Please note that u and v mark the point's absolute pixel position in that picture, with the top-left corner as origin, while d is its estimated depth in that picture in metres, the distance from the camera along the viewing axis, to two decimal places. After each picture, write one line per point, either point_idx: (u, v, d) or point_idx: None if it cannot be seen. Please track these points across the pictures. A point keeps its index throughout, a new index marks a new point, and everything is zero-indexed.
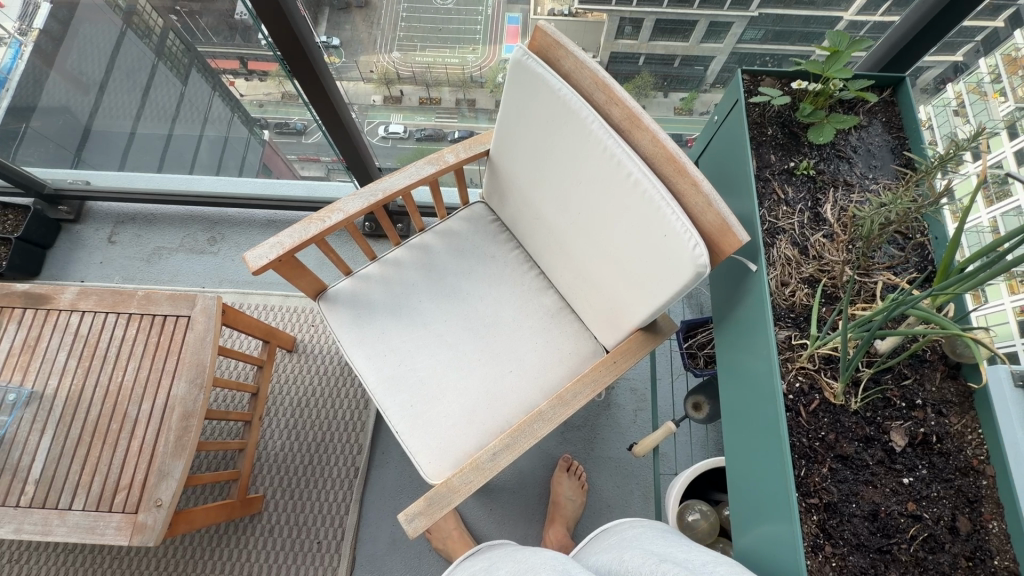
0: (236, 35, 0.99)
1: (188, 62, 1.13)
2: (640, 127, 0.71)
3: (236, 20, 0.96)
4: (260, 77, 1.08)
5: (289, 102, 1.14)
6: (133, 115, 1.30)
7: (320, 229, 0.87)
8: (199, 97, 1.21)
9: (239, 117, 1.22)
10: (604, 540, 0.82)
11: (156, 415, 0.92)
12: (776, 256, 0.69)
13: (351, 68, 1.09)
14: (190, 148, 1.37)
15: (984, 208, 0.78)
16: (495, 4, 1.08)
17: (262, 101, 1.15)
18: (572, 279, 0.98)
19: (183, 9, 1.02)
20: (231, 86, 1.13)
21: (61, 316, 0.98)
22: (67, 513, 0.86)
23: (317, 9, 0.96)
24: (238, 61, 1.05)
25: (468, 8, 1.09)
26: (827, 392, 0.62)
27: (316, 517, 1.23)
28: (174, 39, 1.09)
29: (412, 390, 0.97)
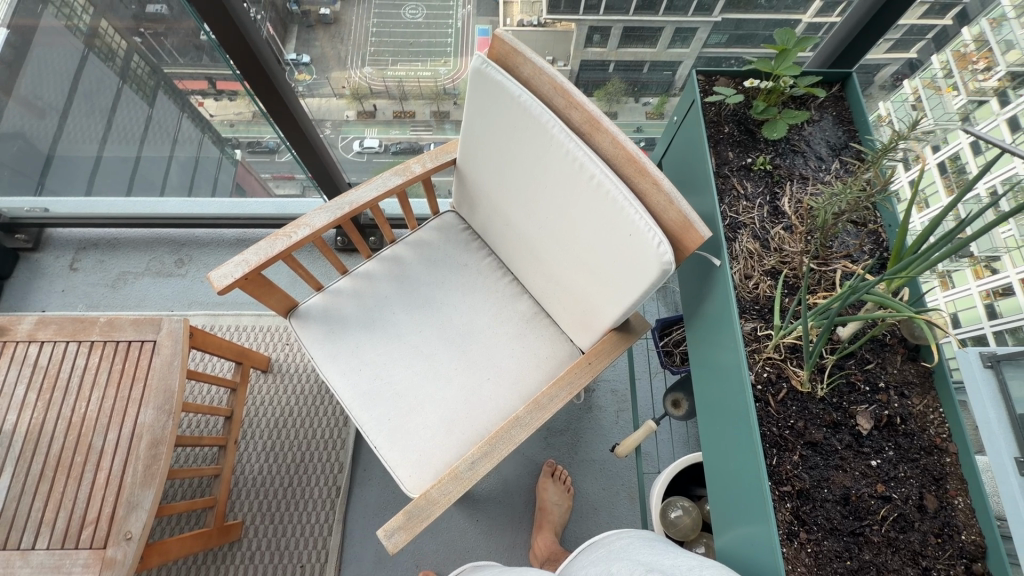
0: (204, 54, 0.95)
1: (155, 84, 1.10)
2: (600, 130, 0.72)
3: (201, 41, 0.91)
4: (229, 97, 1.05)
5: (259, 122, 1.11)
6: (99, 140, 1.26)
7: (287, 244, 0.86)
8: (167, 120, 1.19)
9: (211, 137, 1.20)
10: (590, 553, 0.81)
11: (123, 443, 0.89)
12: (738, 250, 0.70)
13: (323, 84, 1.09)
14: (159, 171, 1.34)
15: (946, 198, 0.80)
16: (464, 17, 1.08)
17: (234, 121, 1.13)
18: (545, 284, 0.98)
19: (149, 31, 0.98)
20: (200, 106, 1.11)
21: (18, 348, 0.95)
22: (29, 553, 0.83)
23: (285, 28, 0.98)
24: (206, 82, 1.02)
25: (437, 22, 1.09)
26: (794, 380, 0.63)
27: (299, 540, 1.20)
28: (138, 60, 1.06)
29: (389, 403, 0.96)
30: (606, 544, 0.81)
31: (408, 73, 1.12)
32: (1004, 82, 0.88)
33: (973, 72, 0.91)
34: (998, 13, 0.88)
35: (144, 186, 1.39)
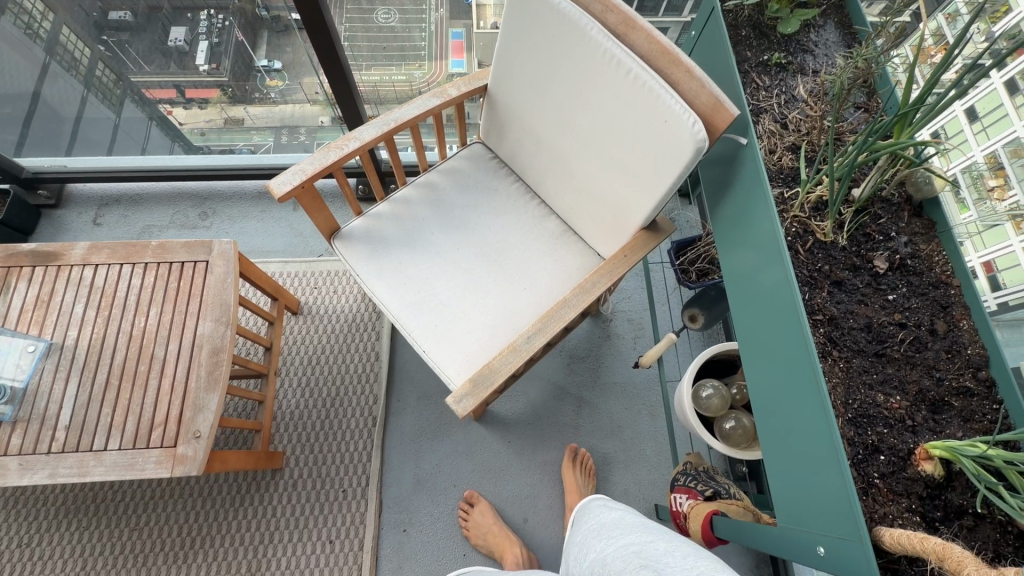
0: (171, 61, 1.23)
1: (121, 93, 1.35)
2: (635, 29, 0.80)
3: (170, 47, 1.20)
4: (198, 104, 1.32)
5: (230, 127, 1.40)
6: (78, 98, 1.38)
7: (339, 155, 0.92)
8: (135, 128, 1.44)
9: (180, 143, 1.47)
10: (583, 523, 0.86)
11: (184, 352, 0.94)
12: (762, 131, 0.79)
13: (296, 88, 1.29)
14: (140, 125, 1.43)
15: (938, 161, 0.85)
16: (438, 22, 1.30)
17: (203, 129, 1.41)
18: (575, 199, 1.05)
19: (111, 40, 1.22)
20: (169, 114, 1.38)
21: (73, 271, 0.98)
22: (103, 453, 0.87)
23: (256, 36, 1.18)
24: (176, 90, 1.29)
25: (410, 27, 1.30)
26: (819, 233, 0.73)
27: (338, 468, 1.25)
28: (103, 69, 1.30)
29: (434, 312, 1.02)
30: (589, 517, 0.86)
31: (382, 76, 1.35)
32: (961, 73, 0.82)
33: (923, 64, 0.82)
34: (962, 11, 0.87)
35: (124, 142, 1.47)
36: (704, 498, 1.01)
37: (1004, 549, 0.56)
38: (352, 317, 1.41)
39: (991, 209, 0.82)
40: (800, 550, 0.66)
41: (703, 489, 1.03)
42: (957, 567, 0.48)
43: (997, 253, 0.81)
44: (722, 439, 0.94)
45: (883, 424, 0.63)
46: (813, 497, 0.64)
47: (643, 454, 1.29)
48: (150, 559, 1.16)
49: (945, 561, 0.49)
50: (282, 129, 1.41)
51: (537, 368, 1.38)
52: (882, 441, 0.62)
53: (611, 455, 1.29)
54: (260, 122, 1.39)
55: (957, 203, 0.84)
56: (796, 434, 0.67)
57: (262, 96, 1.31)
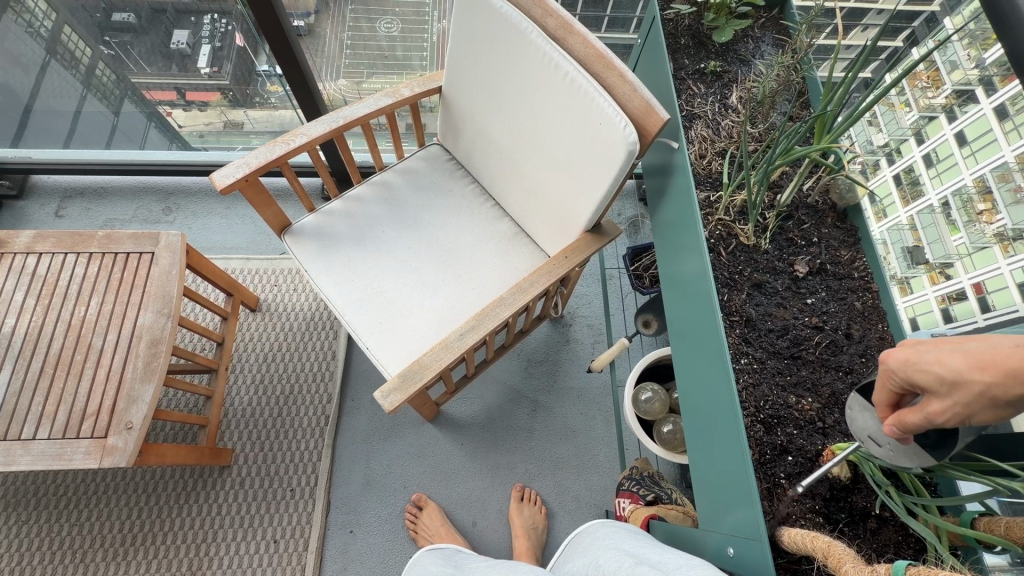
0: (173, 64, 1.25)
1: (120, 93, 1.36)
2: (573, 34, 0.82)
3: (172, 49, 1.23)
4: (199, 107, 1.36)
5: (229, 129, 1.44)
6: (78, 95, 1.37)
7: (285, 150, 0.93)
8: (133, 129, 1.46)
9: (177, 145, 1.50)
10: (581, 541, 0.88)
11: (122, 343, 0.93)
12: (694, 136, 0.81)
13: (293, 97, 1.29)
14: (138, 125, 1.45)
15: (935, 189, 0.81)
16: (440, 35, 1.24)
17: (202, 131, 1.45)
18: (525, 202, 1.06)
19: (113, 40, 1.22)
20: (169, 116, 1.41)
21: (16, 259, 0.98)
22: (31, 443, 0.86)
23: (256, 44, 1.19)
24: (176, 92, 1.33)
25: (415, 36, 1.32)
26: (741, 236, 0.74)
27: (287, 467, 1.24)
28: (104, 68, 1.29)
29: (379, 309, 1.02)
30: (584, 538, 0.87)
31: (384, 83, 1.38)
32: (951, 99, 0.79)
33: (923, 89, 0.84)
34: (942, 35, 0.78)
35: (123, 139, 1.48)
36: (644, 502, 1.01)
37: (903, 551, 0.57)
38: (312, 316, 1.40)
39: (978, 232, 0.75)
40: (715, 550, 0.66)
41: (645, 493, 1.02)
42: (838, 565, 0.48)
43: (984, 276, 0.74)
44: (660, 443, 0.94)
45: (793, 425, 0.64)
46: (723, 499, 0.64)
47: (596, 460, 1.28)
48: (88, 555, 1.13)
49: (829, 558, 0.49)
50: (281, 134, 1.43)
51: (494, 371, 1.38)
52: (791, 443, 0.63)
53: (563, 460, 1.29)
54: (260, 126, 1.42)
55: (948, 224, 0.81)
56: (712, 438, 0.66)
57: (264, 100, 1.34)
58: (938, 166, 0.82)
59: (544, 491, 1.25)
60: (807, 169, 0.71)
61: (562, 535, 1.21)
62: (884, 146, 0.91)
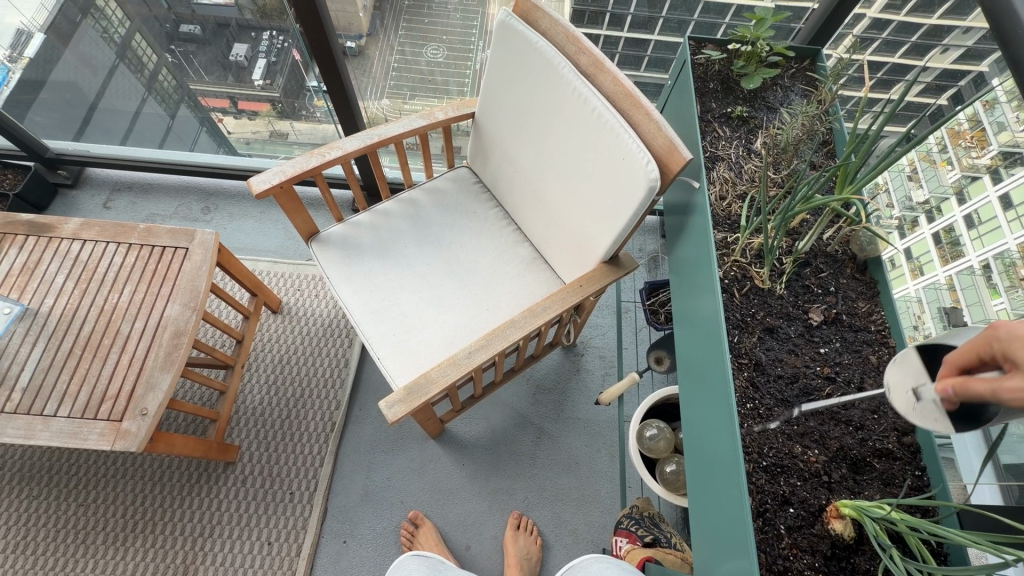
0: (230, 74, 1.34)
1: (179, 98, 1.45)
2: (603, 71, 0.84)
3: (230, 62, 1.30)
4: (249, 116, 1.44)
5: (274, 139, 1.51)
6: (139, 97, 1.46)
7: (320, 161, 0.97)
8: (184, 129, 1.53)
9: (224, 150, 1.58)
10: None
11: (148, 331, 0.97)
12: (716, 177, 0.82)
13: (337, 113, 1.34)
14: (192, 128, 1.53)
15: (976, 250, 0.79)
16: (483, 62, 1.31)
17: (250, 138, 1.53)
18: (545, 228, 1.08)
19: (179, 49, 1.31)
20: (220, 122, 1.48)
21: (63, 243, 1.04)
22: (51, 419, 0.89)
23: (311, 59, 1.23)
24: (230, 100, 1.41)
25: (457, 63, 1.35)
26: (756, 279, 0.74)
27: (290, 469, 1.25)
28: (166, 74, 1.39)
29: (395, 321, 1.04)
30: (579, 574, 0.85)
31: (424, 106, 1.39)
32: (998, 160, 0.78)
33: (967, 149, 0.81)
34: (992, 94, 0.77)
35: (175, 141, 1.56)
36: (642, 543, 0.98)
37: None
38: (330, 322, 1.43)
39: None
40: None
41: (644, 534, 1.00)
42: None
43: None
44: (662, 483, 0.92)
45: (797, 476, 0.62)
46: (719, 544, 0.62)
47: (597, 495, 1.26)
48: (90, 536, 1.16)
49: None
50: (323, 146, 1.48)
51: (502, 394, 1.38)
52: (793, 494, 0.61)
53: (564, 491, 1.26)
54: (302, 138, 1.48)
55: (989, 288, 0.77)
56: (711, 481, 0.65)
57: (309, 114, 1.40)
58: (980, 228, 0.79)
59: (541, 521, 1.23)
60: (830, 217, 0.71)
61: (556, 570, 1.18)
62: (923, 203, 0.88)
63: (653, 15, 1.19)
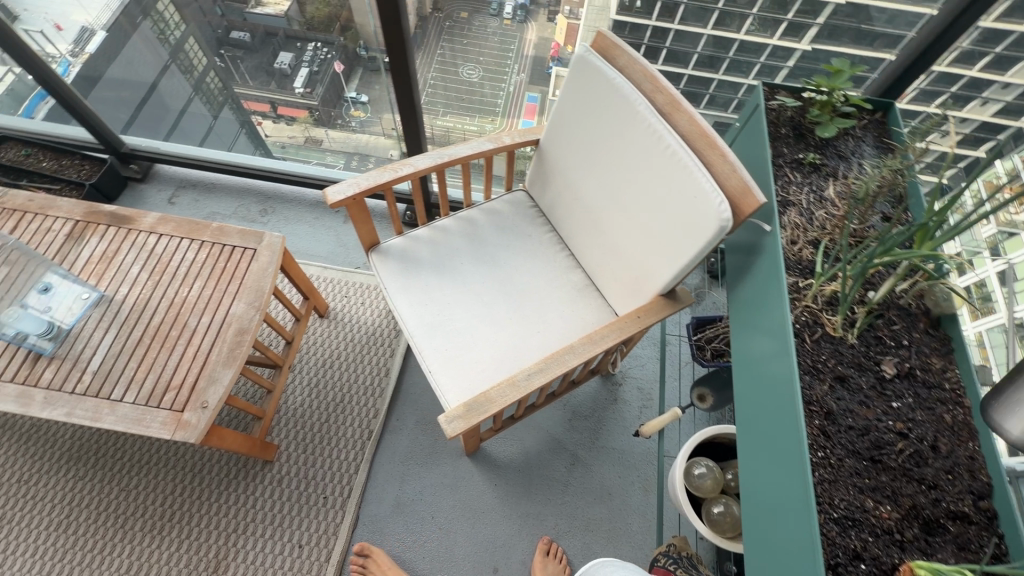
0: (273, 80, 1.35)
1: (222, 100, 1.49)
2: (679, 110, 0.86)
3: (275, 69, 1.33)
4: (286, 120, 1.47)
5: (307, 144, 1.54)
6: (187, 97, 1.51)
7: (392, 177, 1.01)
8: (225, 130, 1.59)
9: (261, 152, 1.64)
10: None
11: (214, 327, 1.01)
12: (787, 221, 0.83)
13: (375, 121, 1.40)
14: (231, 130, 1.58)
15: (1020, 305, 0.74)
16: (518, 84, 1.31)
17: (284, 143, 1.56)
18: (601, 257, 1.10)
19: (226, 54, 1.34)
20: (259, 125, 1.53)
21: (140, 235, 1.09)
22: (117, 404, 0.92)
23: (352, 70, 1.27)
24: (270, 106, 1.43)
25: (492, 85, 1.34)
26: (828, 326, 0.74)
27: (325, 473, 1.27)
28: (213, 75, 1.42)
29: (448, 337, 1.06)
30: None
31: (456, 122, 1.42)
32: None
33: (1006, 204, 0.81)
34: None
35: (215, 140, 1.62)
36: None
37: None
38: (374, 330, 1.46)
39: None
40: None
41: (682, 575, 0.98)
42: None
43: None
44: (708, 524, 0.91)
45: (868, 531, 0.61)
46: None
47: (629, 529, 1.24)
48: (130, 521, 1.19)
49: None
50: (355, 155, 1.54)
51: (537, 416, 1.38)
52: (864, 549, 0.60)
53: (595, 522, 1.25)
54: (336, 146, 1.54)
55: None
56: (776, 527, 0.65)
57: (345, 123, 1.44)
58: None
59: (570, 550, 1.21)
60: (909, 271, 0.71)
61: None
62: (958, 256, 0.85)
63: (696, 52, 1.18)
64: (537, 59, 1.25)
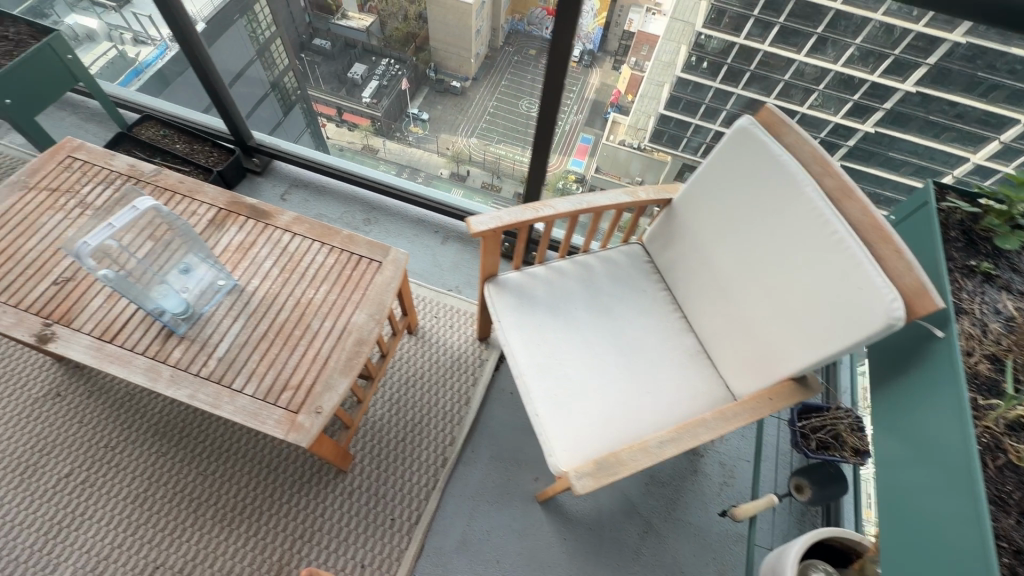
0: (344, 89, 1.41)
1: (296, 99, 1.57)
2: (851, 198, 0.84)
3: (348, 78, 1.39)
4: (349, 126, 1.51)
5: (365, 150, 1.59)
6: (263, 93, 1.61)
7: (533, 215, 1.02)
8: (293, 128, 1.67)
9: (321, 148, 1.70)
10: None
11: (334, 332, 1.02)
12: (960, 330, 0.79)
13: (431, 139, 1.44)
14: (298, 127, 1.66)
15: None
16: (575, 123, 1.26)
17: (344, 146, 1.62)
18: (722, 325, 1.08)
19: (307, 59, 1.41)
20: (323, 127, 1.59)
21: (275, 232, 1.13)
22: (237, 395, 0.94)
23: (417, 88, 1.34)
24: (337, 110, 1.49)
25: (547, 121, 1.30)
26: (1013, 454, 0.69)
27: (395, 494, 1.25)
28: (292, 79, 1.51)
29: (558, 381, 1.04)
30: None
31: (508, 152, 1.39)
32: None
33: None
34: None
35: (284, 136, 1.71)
36: None
37: None
38: (458, 354, 1.46)
39: None
40: None
41: None
42: None
43: None
44: None
45: None
46: None
47: None
48: (203, 507, 1.20)
49: None
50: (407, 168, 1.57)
51: None
52: None
53: None
54: (390, 157, 1.57)
55: None
56: None
57: (403, 137, 1.46)
58: None
59: None
60: None
61: None
62: None
63: None
64: (595, 104, 1.20)
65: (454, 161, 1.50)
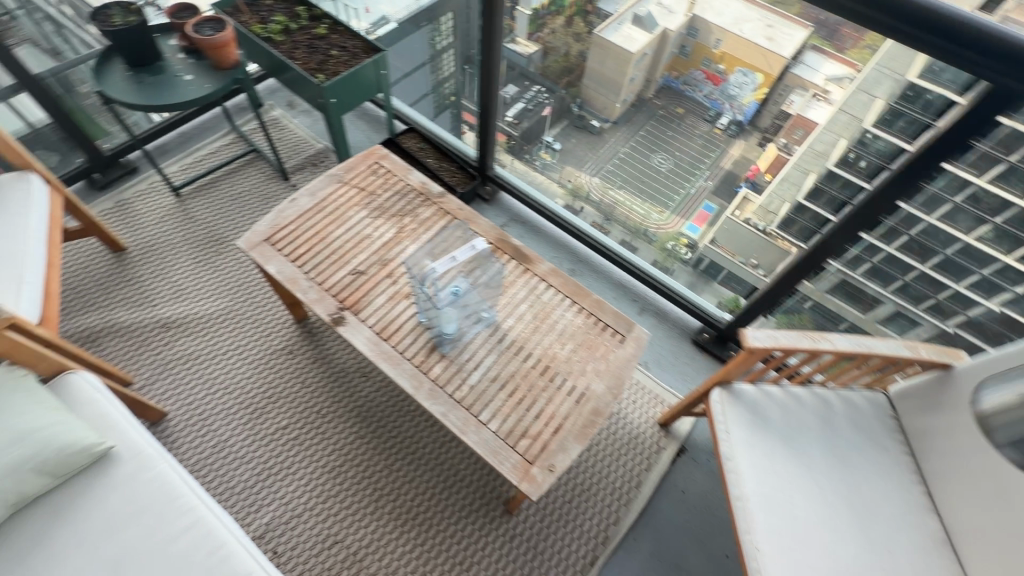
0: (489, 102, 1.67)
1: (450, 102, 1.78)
2: None
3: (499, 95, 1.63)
4: (482, 135, 1.77)
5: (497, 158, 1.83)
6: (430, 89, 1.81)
7: (811, 346, 0.99)
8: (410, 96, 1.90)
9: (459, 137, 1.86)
10: None
11: (574, 394, 1.05)
12: None
13: (556, 167, 1.67)
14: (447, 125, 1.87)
15: None
16: (699, 191, 1.41)
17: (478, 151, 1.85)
18: (987, 524, 0.94)
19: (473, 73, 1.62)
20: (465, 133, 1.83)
21: (532, 277, 1.20)
22: (482, 427, 1.00)
23: (557, 120, 1.57)
24: (477, 121, 1.75)
25: (673, 185, 1.47)
26: None
27: (554, 554, 1.25)
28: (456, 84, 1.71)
29: (785, 520, 0.98)
30: None
31: (626, 200, 1.58)
32: None
33: None
34: None
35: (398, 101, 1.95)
36: None
37: None
38: (637, 434, 1.43)
39: None
40: None
41: None
42: None
43: None
44: None
45: None
46: None
47: None
48: (385, 500, 1.29)
49: None
50: (529, 187, 1.81)
51: None
52: None
53: None
54: (515, 173, 1.83)
55: None
56: None
57: (529, 159, 1.73)
58: None
59: None
60: None
61: None
62: None
63: None
64: (730, 175, 1.32)
65: (571, 194, 1.72)
